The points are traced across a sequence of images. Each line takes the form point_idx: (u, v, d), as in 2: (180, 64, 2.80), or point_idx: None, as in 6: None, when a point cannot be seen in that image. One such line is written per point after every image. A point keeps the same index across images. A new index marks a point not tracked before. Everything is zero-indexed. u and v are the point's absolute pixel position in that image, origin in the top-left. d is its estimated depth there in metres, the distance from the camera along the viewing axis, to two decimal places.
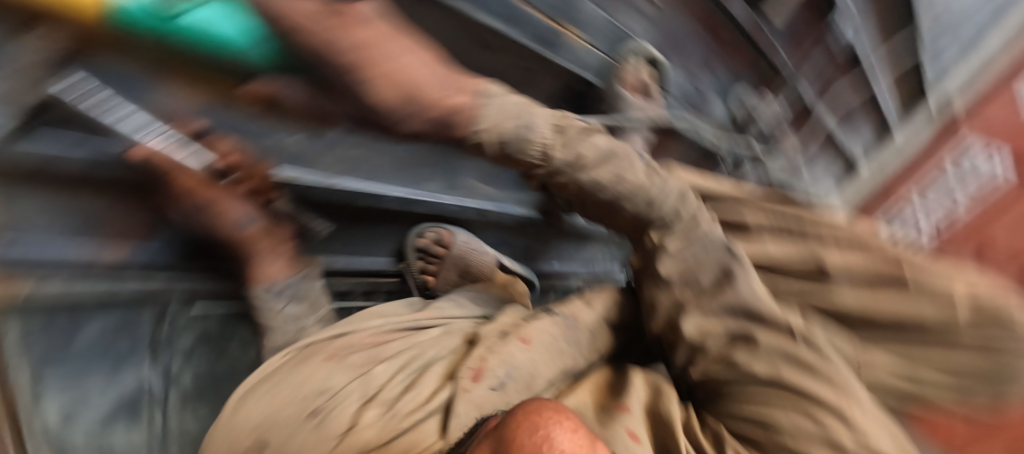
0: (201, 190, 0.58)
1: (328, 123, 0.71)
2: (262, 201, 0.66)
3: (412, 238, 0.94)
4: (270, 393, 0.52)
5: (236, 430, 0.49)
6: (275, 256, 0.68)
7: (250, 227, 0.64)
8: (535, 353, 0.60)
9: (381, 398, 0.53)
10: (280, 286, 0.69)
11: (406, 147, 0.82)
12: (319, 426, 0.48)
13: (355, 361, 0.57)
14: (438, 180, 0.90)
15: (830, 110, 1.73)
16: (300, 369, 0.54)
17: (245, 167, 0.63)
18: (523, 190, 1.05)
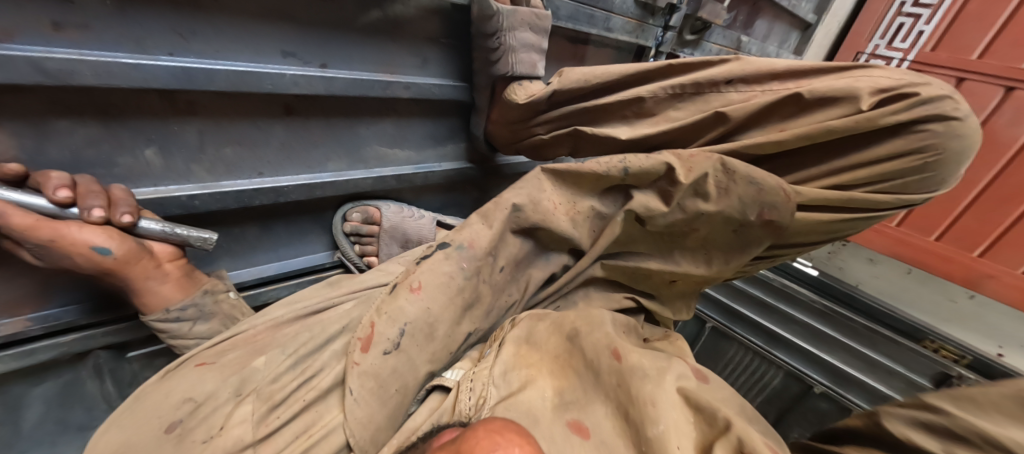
0: (41, 229, 0.52)
1: (186, 128, 0.66)
2: (122, 223, 0.57)
3: (337, 224, 0.90)
4: (133, 414, 0.53)
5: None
6: (162, 281, 0.61)
7: (113, 255, 0.56)
8: (423, 304, 0.58)
9: (273, 397, 0.54)
10: (177, 309, 0.63)
11: (289, 133, 0.76)
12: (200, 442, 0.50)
13: (239, 361, 0.58)
14: (341, 157, 0.85)
15: None
16: (169, 382, 0.56)
17: (88, 195, 0.55)
18: (445, 143, 1.01)
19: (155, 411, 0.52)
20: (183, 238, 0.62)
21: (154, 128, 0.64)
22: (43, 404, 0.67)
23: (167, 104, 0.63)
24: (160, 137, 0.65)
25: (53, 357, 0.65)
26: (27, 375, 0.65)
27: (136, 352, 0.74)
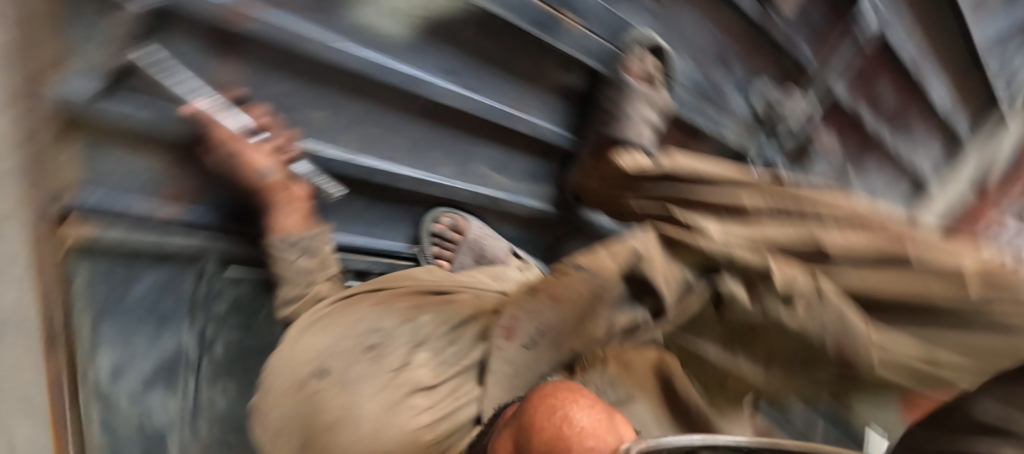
0: (236, 141, 0.66)
1: (353, 103, 0.81)
2: (279, 156, 0.70)
3: (427, 222, 0.98)
4: (326, 330, 0.64)
5: (297, 360, 0.60)
6: (291, 210, 0.73)
7: (275, 176, 0.67)
8: (561, 314, 0.62)
9: (424, 345, 0.65)
10: (296, 238, 0.72)
11: (423, 131, 0.90)
12: (381, 365, 0.59)
13: (401, 311, 0.69)
14: (452, 166, 0.96)
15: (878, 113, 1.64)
16: (352, 315, 0.66)
17: (275, 127, 0.71)
18: (539, 184, 1.10)
19: (350, 338, 0.62)
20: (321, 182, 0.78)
21: (333, 96, 0.78)
22: (153, 289, 0.76)
23: (351, 81, 0.79)
24: (336, 105, 0.78)
25: (181, 247, 0.76)
26: (155, 261, 0.75)
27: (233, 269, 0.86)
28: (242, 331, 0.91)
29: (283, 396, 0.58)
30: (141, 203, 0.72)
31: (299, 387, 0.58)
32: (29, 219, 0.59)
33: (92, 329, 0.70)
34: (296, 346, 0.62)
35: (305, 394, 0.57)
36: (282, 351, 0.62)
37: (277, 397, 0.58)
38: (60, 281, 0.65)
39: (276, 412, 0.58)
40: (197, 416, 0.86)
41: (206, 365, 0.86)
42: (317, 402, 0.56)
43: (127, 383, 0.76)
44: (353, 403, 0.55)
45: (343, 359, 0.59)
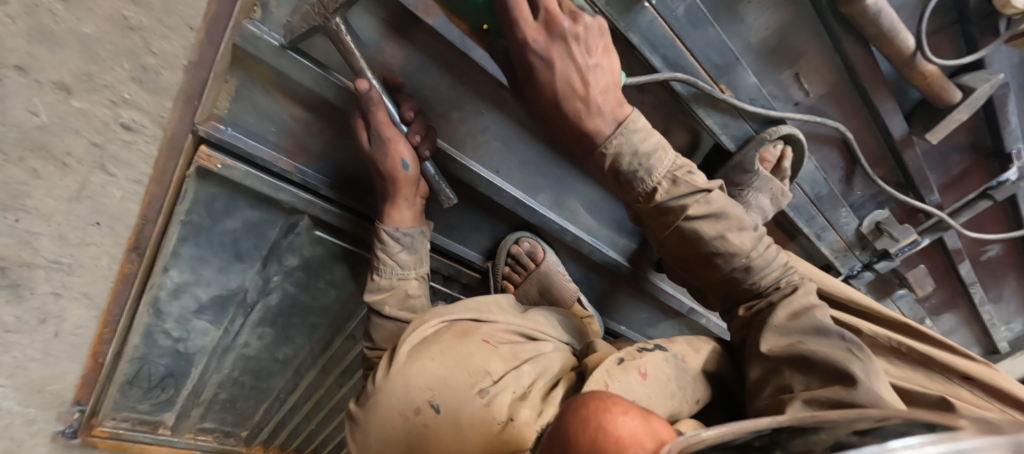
0: (387, 129, 0.68)
1: (482, 108, 0.80)
2: (421, 155, 0.72)
3: (506, 241, 0.95)
4: (441, 359, 0.68)
5: (411, 386, 0.66)
6: (408, 206, 0.75)
7: (408, 172, 0.71)
8: (650, 389, 0.70)
9: (527, 399, 0.66)
10: (403, 233, 0.75)
11: (535, 153, 0.88)
12: (484, 407, 0.64)
13: (504, 356, 0.73)
14: (549, 194, 0.93)
15: (995, 275, 1.48)
16: (466, 349, 0.70)
17: (418, 122, 0.71)
18: (622, 235, 1.04)
19: (463, 373, 0.66)
20: (440, 186, 0.76)
21: (467, 97, 0.78)
22: (244, 221, 0.81)
23: (488, 88, 0.78)
24: (465, 105, 0.79)
25: (288, 200, 0.79)
26: (258, 200, 0.80)
27: (320, 233, 0.86)
28: (301, 286, 0.93)
29: (394, 419, 0.65)
30: (269, 146, 0.77)
31: (413, 412, 0.64)
32: (173, 130, 0.65)
33: (179, 231, 0.78)
34: (411, 371, 0.67)
35: (417, 421, 0.64)
36: (398, 371, 0.68)
37: (389, 415, 0.65)
38: (172, 185, 0.71)
39: (383, 428, 0.66)
40: (229, 349, 0.98)
41: (259, 308, 0.93)
42: (429, 435, 0.63)
43: (184, 301, 0.88)
44: (457, 437, 0.62)
45: (455, 397, 0.64)
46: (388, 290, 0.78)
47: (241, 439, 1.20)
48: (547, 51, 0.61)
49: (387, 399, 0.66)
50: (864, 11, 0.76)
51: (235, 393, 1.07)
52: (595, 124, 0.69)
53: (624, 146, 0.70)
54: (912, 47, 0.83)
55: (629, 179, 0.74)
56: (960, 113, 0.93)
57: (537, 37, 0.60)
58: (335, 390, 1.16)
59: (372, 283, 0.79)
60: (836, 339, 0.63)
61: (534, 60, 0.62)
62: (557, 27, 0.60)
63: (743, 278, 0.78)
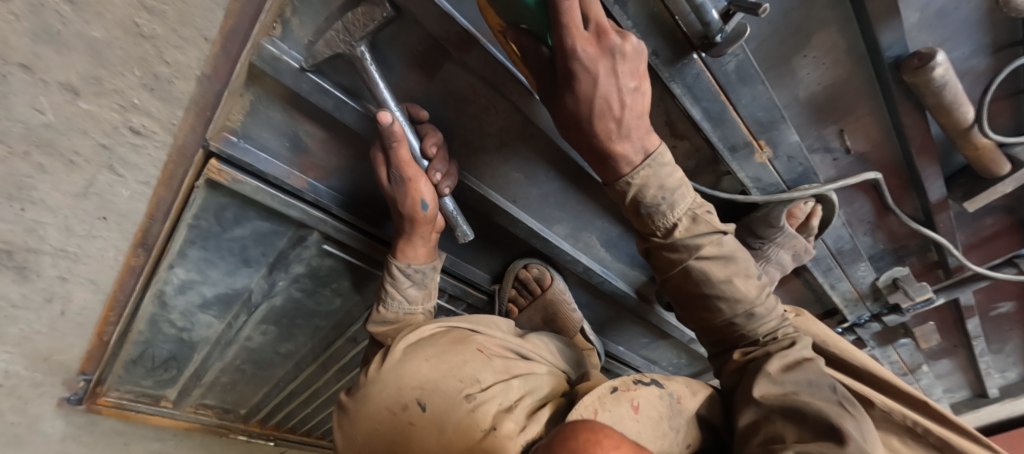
0: (407, 169, 0.67)
1: (508, 141, 0.77)
2: (440, 194, 0.72)
3: (515, 267, 0.94)
4: (436, 360, 0.59)
5: (402, 384, 0.57)
6: (422, 243, 0.77)
7: (426, 212, 0.71)
8: (642, 426, 0.59)
9: (513, 412, 0.56)
10: (414, 269, 0.77)
11: (557, 187, 0.85)
12: (471, 412, 0.53)
13: (501, 366, 0.62)
14: (566, 226, 0.91)
15: (1002, 332, 1.47)
16: (462, 354, 0.60)
17: (441, 160, 0.70)
18: (633, 268, 1.02)
19: (455, 376, 0.57)
20: (455, 221, 0.76)
21: (493, 130, 0.75)
22: (253, 230, 0.80)
23: (516, 124, 0.75)
24: (490, 136, 0.76)
25: (297, 217, 0.78)
26: (269, 212, 0.78)
27: (330, 247, 0.85)
28: (307, 292, 0.93)
29: (381, 415, 0.56)
30: (284, 161, 0.74)
31: (399, 409, 0.55)
32: (184, 140, 0.65)
33: (187, 233, 0.77)
34: (404, 370, 0.59)
35: (403, 421, 0.54)
36: (389, 369, 0.60)
37: (375, 410, 0.57)
38: (181, 193, 0.71)
39: (369, 423, 0.57)
40: (231, 342, 0.99)
41: (263, 308, 0.93)
42: (414, 434, 0.53)
43: (189, 298, 0.87)
44: (441, 441, 0.52)
45: (445, 398, 0.55)
46: (394, 323, 0.78)
47: (239, 416, 1.24)
48: (594, 64, 0.54)
49: (375, 395, 0.58)
50: (929, 82, 0.70)
51: (236, 378, 1.09)
52: (622, 147, 0.64)
53: (651, 178, 0.66)
54: (971, 119, 0.77)
55: (650, 211, 0.70)
56: (1004, 186, 0.88)
57: (587, 46, 0.53)
58: (333, 383, 1.19)
59: (377, 315, 0.79)
60: (828, 393, 0.59)
61: (579, 65, 0.54)
62: (607, 41, 0.54)
63: (742, 325, 0.73)
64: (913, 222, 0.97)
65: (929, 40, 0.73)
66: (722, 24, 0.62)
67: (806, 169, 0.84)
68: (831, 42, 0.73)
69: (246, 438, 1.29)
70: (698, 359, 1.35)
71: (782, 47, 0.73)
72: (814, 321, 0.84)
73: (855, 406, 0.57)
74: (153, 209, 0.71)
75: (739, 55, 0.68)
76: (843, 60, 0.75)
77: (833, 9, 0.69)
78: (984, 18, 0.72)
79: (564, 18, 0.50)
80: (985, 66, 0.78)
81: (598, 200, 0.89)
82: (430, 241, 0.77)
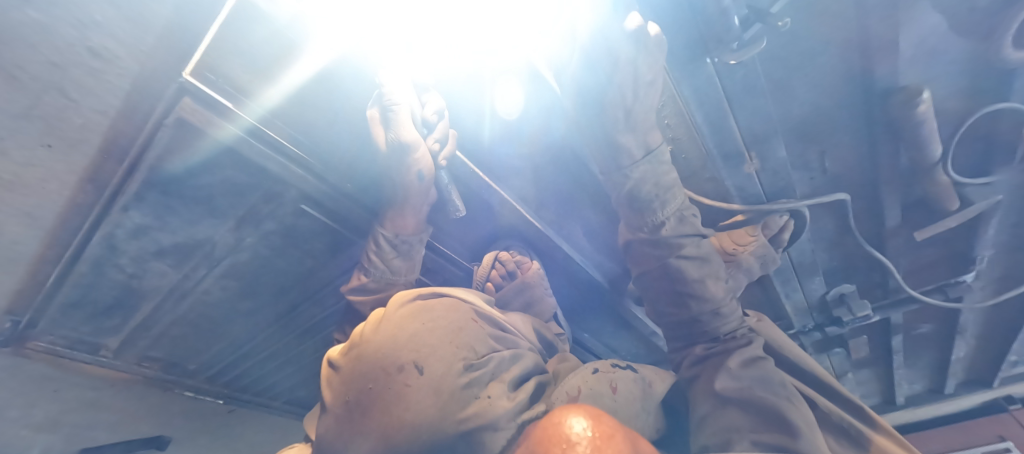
0: (405, 133, 0.64)
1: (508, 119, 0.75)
2: (438, 166, 0.70)
3: (496, 247, 0.92)
4: (432, 325, 0.57)
5: (397, 345, 0.54)
6: (412, 214, 0.74)
7: (422, 182, 0.69)
8: (619, 404, 0.61)
9: (505, 383, 0.56)
10: (401, 239, 0.75)
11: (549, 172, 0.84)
12: (467, 379, 0.53)
13: (494, 338, 0.61)
14: (552, 212, 0.91)
15: (913, 347, 1.66)
16: (457, 321, 0.59)
17: (440, 129, 0.68)
18: (610, 260, 1.05)
19: (451, 342, 0.55)
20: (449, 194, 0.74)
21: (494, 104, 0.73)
22: (223, 179, 0.73)
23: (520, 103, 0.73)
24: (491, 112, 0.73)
25: (276, 171, 0.73)
26: (244, 163, 0.72)
27: (307, 208, 0.80)
28: (276, 251, 0.88)
29: (375, 374, 0.53)
30: (266, 109, 0.68)
31: (394, 369, 0.52)
32: (153, 69, 0.59)
33: (148, 176, 0.69)
34: (400, 331, 0.56)
35: (396, 382, 0.52)
36: (383, 331, 0.57)
37: (369, 369, 0.54)
38: (146, 129, 0.64)
39: (362, 383, 0.53)
40: (187, 294, 0.93)
41: (226, 263, 0.87)
42: (408, 396, 0.51)
43: (143, 243, 0.80)
44: (435, 404, 0.50)
45: (441, 361, 0.53)
46: (374, 292, 0.77)
47: (188, 372, 1.17)
48: (618, 53, 0.57)
49: (370, 353, 0.55)
50: (911, 116, 0.75)
51: (187, 332, 1.03)
52: (629, 141, 0.66)
53: (650, 174, 0.69)
54: (938, 157, 0.84)
55: (644, 208, 0.71)
56: (951, 222, 0.97)
57: (614, 35, 0.55)
58: (294, 346, 1.16)
59: (358, 282, 0.77)
60: (779, 389, 0.64)
61: (600, 48, 0.55)
62: (634, 32, 0.56)
63: (707, 323, 0.74)
64: (868, 245, 1.04)
65: (919, 79, 0.77)
66: (739, 31, 0.62)
67: (787, 185, 0.87)
68: (828, 64, 0.76)
69: (193, 394, 1.22)
70: (655, 352, 1.41)
71: (784, 63, 0.75)
72: (774, 326, 0.88)
73: (801, 404, 0.63)
74: (109, 144, 0.64)
75: (748, 66, 0.68)
76: (836, 87, 0.79)
77: (838, 35, 0.72)
78: (970, 64, 0.76)
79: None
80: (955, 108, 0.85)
81: (588, 189, 0.89)
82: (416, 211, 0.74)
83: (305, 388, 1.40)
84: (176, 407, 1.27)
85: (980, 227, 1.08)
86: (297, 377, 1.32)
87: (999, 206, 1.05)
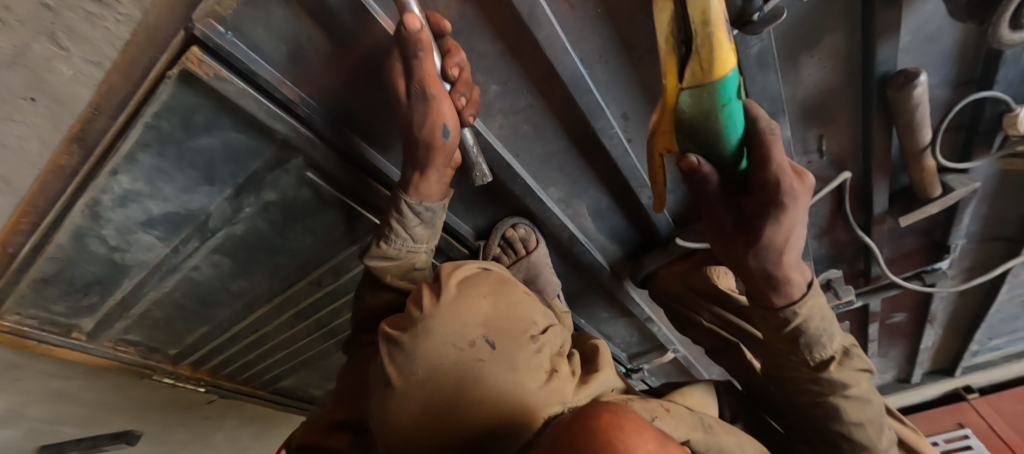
0: (432, 86, 0.61)
1: (525, 90, 0.74)
2: (462, 123, 0.67)
3: (503, 225, 0.91)
4: (494, 300, 0.56)
5: (466, 320, 0.51)
6: (437, 177, 0.71)
7: (447, 140, 0.65)
8: (674, 422, 0.61)
9: (560, 357, 0.59)
10: (425, 207, 0.73)
11: (561, 148, 0.84)
12: (536, 354, 0.54)
13: (543, 312, 0.62)
14: (561, 190, 0.91)
15: (885, 336, 1.75)
16: (514, 295, 0.58)
17: (464, 84, 0.65)
18: (613, 243, 1.05)
19: (516, 316, 0.55)
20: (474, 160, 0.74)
21: (513, 73, 0.71)
22: (224, 142, 0.69)
23: (539, 74, 0.72)
24: (509, 81, 0.72)
25: (283, 133, 0.69)
26: (249, 123, 0.68)
27: (313, 176, 0.78)
28: (274, 225, 0.85)
29: (446, 350, 0.49)
30: (275, 67, 0.64)
31: (466, 344, 0.49)
32: (155, 21, 0.54)
33: (143, 135, 0.65)
34: (466, 305, 0.53)
35: (470, 358, 0.49)
36: (448, 305, 0.52)
37: (439, 345, 0.49)
38: (146, 81, 0.59)
39: (431, 360, 0.48)
40: (174, 270, 0.87)
41: (221, 236, 0.83)
42: (484, 372, 0.48)
43: (131, 212, 0.75)
44: (514, 377, 0.50)
45: (511, 337, 0.53)
46: (393, 260, 0.75)
47: (167, 358, 1.11)
48: (797, 195, 0.51)
49: (438, 327, 0.50)
50: (908, 100, 0.77)
51: (171, 313, 0.97)
52: (795, 274, 0.64)
53: (814, 310, 0.67)
54: (927, 141, 0.88)
55: (800, 344, 0.70)
56: (933, 208, 1.02)
57: (793, 183, 0.50)
58: (285, 330, 1.11)
59: (378, 249, 0.75)
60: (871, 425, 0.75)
61: (783, 200, 0.51)
62: (803, 179, 0.52)
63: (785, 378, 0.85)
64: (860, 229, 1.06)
65: (914, 62, 0.81)
66: (761, 2, 0.62)
67: None
68: (833, 47, 0.78)
69: (172, 381, 1.15)
70: (648, 340, 1.42)
71: (794, 42, 0.77)
72: None
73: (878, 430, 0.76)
74: (101, 99, 0.59)
75: (763, 41, 0.69)
76: (838, 69, 0.82)
77: (846, 17, 0.74)
78: (959, 50, 0.81)
79: (772, 166, 0.49)
80: (944, 97, 0.89)
81: (598, 168, 0.90)
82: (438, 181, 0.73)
83: (291, 376, 1.36)
84: (153, 393, 1.21)
85: (957, 217, 1.15)
86: (285, 365, 1.27)
87: (975, 196, 1.11)
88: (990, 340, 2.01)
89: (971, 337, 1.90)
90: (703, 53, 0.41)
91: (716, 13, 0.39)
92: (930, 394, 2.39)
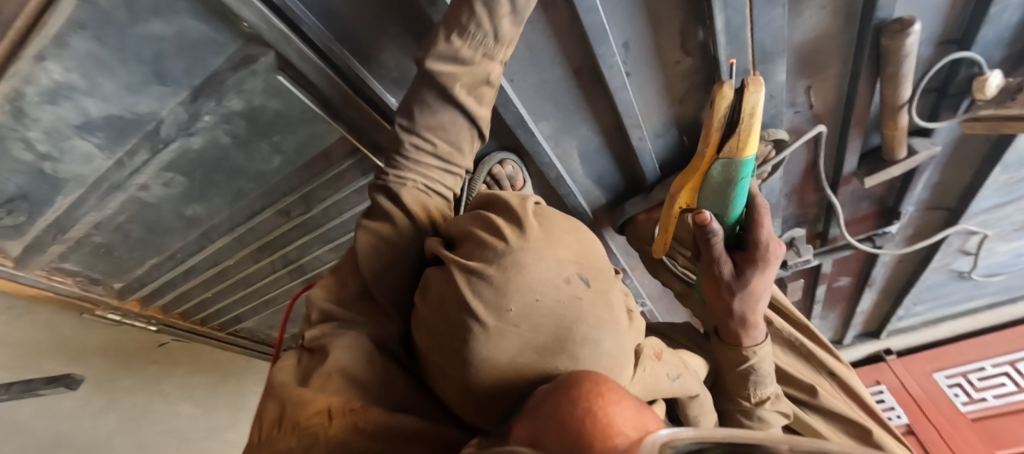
0: None
1: None
2: None
3: (490, 160, 0.86)
4: (574, 236, 0.49)
5: (559, 256, 0.45)
6: None
7: None
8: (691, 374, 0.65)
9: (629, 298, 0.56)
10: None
11: (557, 76, 0.80)
12: (621, 294, 0.51)
13: None
14: (552, 125, 0.87)
15: (827, 299, 1.88)
16: (590, 232, 0.53)
17: None
18: (597, 187, 1.04)
19: (598, 255, 0.50)
20: None
21: None
22: (179, 30, 0.60)
23: None
24: None
25: (251, 22, 0.59)
26: (211, 8, 0.58)
27: (284, 80, 0.69)
28: (238, 140, 0.76)
29: (544, 286, 0.42)
30: None
31: (564, 281, 0.43)
32: None
33: (75, 12, 0.52)
34: (554, 242, 0.46)
35: (570, 294, 0.43)
36: (536, 239, 0.45)
37: (538, 280, 0.42)
38: None
39: (530, 296, 0.41)
40: (119, 188, 0.77)
41: (174, 149, 0.74)
42: (585, 310, 0.43)
43: (60, 115, 0.64)
44: (614, 316, 0.46)
45: (600, 274, 0.48)
46: (464, 66, 0.64)
47: (111, 291, 1.02)
48: (775, 259, 0.69)
49: (534, 262, 0.43)
50: (900, 48, 0.78)
51: (114, 239, 0.88)
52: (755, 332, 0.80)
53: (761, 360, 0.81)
54: (905, 97, 0.90)
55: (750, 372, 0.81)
56: (895, 171, 1.07)
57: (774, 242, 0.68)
58: (247, 264, 1.05)
59: (445, 49, 0.63)
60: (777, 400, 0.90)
61: (761, 257, 0.68)
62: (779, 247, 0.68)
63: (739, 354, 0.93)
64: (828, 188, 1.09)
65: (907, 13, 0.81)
66: None
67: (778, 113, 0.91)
68: None
69: (117, 318, 1.08)
70: None
71: None
72: None
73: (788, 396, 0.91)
74: None
75: None
76: (839, 15, 0.81)
77: None
78: (950, 5, 0.82)
79: (760, 230, 0.67)
80: (926, 55, 0.92)
81: (593, 104, 0.86)
82: (480, 44, 0.63)
83: (251, 318, 1.29)
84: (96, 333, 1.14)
85: (912, 183, 1.22)
86: (245, 304, 1.21)
87: (931, 164, 1.18)
88: (913, 306, 2.22)
89: (899, 302, 2.09)
90: (742, 136, 0.59)
91: (758, 112, 0.57)
92: (855, 354, 2.64)
